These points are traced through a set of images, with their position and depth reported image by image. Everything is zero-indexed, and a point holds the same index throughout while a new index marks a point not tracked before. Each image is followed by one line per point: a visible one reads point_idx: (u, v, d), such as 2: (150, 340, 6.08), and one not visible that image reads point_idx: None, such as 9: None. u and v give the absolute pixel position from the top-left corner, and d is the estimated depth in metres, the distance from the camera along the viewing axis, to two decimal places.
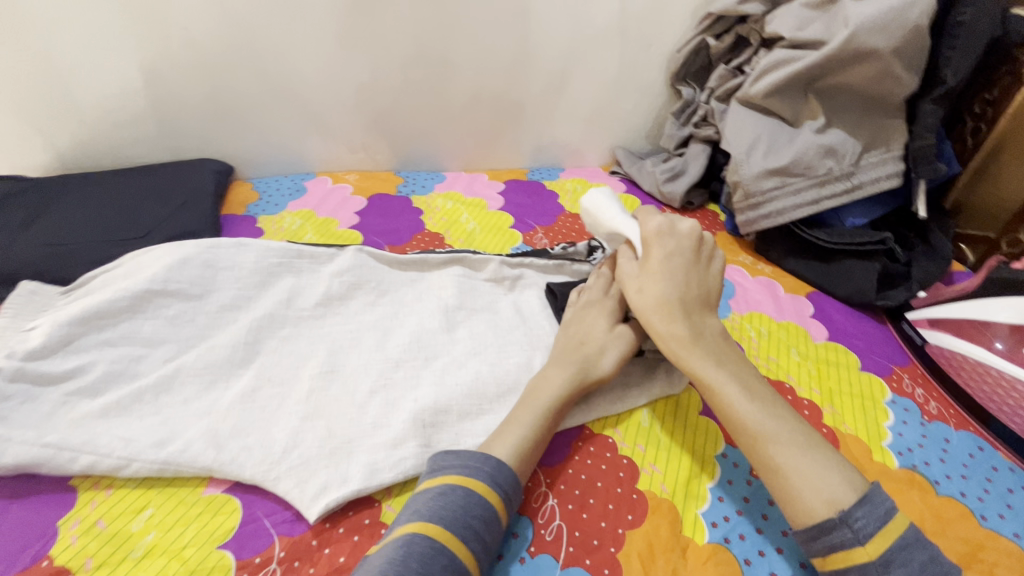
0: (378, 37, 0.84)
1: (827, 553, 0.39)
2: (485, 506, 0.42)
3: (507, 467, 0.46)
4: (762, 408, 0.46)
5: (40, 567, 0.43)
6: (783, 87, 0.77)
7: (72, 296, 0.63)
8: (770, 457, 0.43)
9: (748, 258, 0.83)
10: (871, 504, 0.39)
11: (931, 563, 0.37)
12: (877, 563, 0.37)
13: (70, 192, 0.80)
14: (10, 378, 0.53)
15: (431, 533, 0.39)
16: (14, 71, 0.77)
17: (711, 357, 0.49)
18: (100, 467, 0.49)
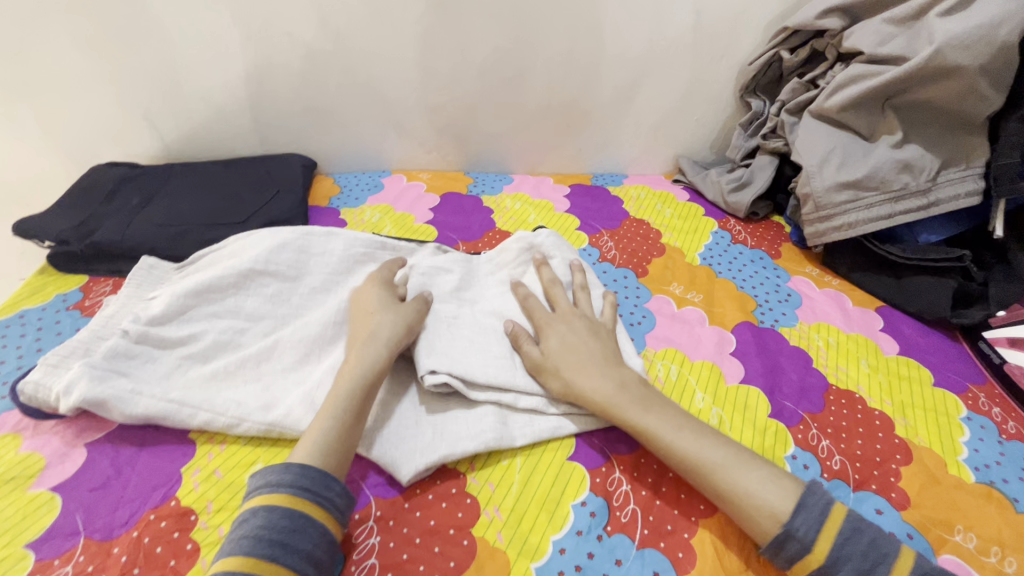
0: (461, 45, 0.89)
1: (789, 565, 0.44)
2: (290, 518, 0.42)
3: (311, 468, 0.45)
4: (693, 438, 0.49)
5: (169, 505, 0.49)
6: (860, 102, 0.77)
7: (185, 272, 0.70)
8: (721, 488, 0.47)
9: (814, 270, 0.83)
10: (807, 510, 0.44)
11: (872, 549, 0.42)
12: (826, 565, 0.42)
13: (177, 179, 0.88)
14: (135, 340, 0.58)
15: (240, 566, 0.39)
16: (138, 69, 0.87)
17: (639, 404, 0.52)
18: (216, 424, 0.54)
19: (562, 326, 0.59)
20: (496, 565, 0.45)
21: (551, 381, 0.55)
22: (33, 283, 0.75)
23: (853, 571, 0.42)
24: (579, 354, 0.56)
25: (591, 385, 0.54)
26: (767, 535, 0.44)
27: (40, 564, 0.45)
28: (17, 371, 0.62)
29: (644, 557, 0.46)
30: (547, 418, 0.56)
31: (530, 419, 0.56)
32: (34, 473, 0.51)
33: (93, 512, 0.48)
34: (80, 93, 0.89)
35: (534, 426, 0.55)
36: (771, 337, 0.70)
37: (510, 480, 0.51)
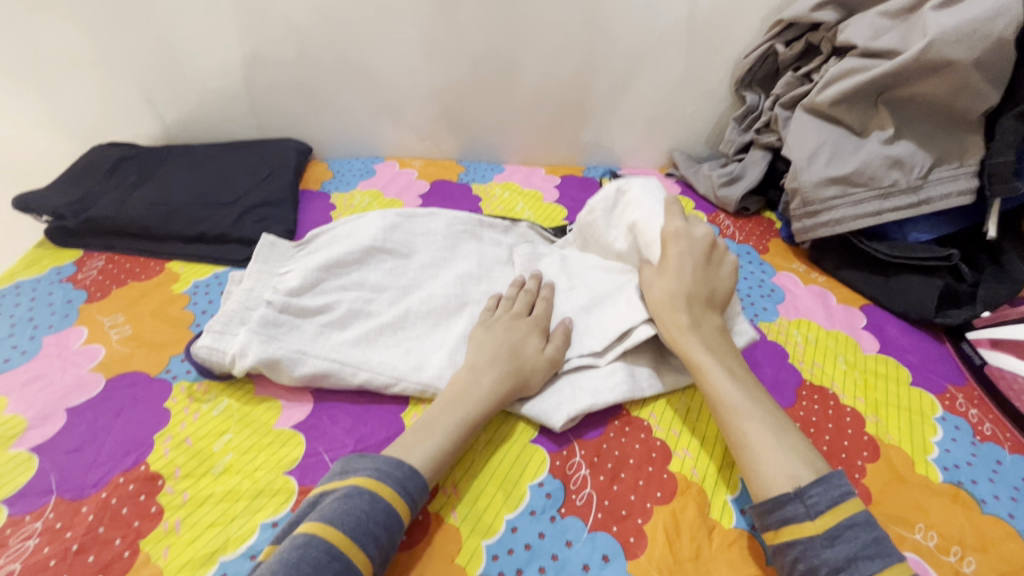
0: (454, 33, 0.89)
1: (779, 525, 0.43)
2: (388, 514, 0.42)
3: (419, 475, 0.46)
4: (745, 388, 0.51)
5: (139, 469, 0.50)
6: (851, 96, 0.76)
7: (304, 250, 0.71)
8: (740, 437, 0.48)
9: (802, 266, 0.82)
10: (827, 485, 0.43)
11: (874, 543, 0.41)
12: (821, 537, 0.41)
13: (173, 159, 0.90)
14: (280, 310, 0.61)
15: (337, 541, 0.39)
16: (139, 51, 0.89)
17: (705, 345, 0.54)
18: (375, 382, 0.57)
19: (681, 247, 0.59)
20: (449, 541, 0.46)
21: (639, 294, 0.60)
22: (30, 255, 0.78)
23: (848, 552, 0.40)
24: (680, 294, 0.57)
25: (678, 314, 0.56)
26: (768, 490, 0.45)
27: (13, 519, 0.47)
28: (7, 339, 0.64)
29: (595, 540, 0.47)
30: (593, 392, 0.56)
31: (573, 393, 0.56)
32: (14, 435, 0.53)
33: (67, 473, 0.50)
34: (84, 73, 0.91)
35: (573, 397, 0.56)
36: (748, 331, 0.69)
37: (472, 460, 0.52)
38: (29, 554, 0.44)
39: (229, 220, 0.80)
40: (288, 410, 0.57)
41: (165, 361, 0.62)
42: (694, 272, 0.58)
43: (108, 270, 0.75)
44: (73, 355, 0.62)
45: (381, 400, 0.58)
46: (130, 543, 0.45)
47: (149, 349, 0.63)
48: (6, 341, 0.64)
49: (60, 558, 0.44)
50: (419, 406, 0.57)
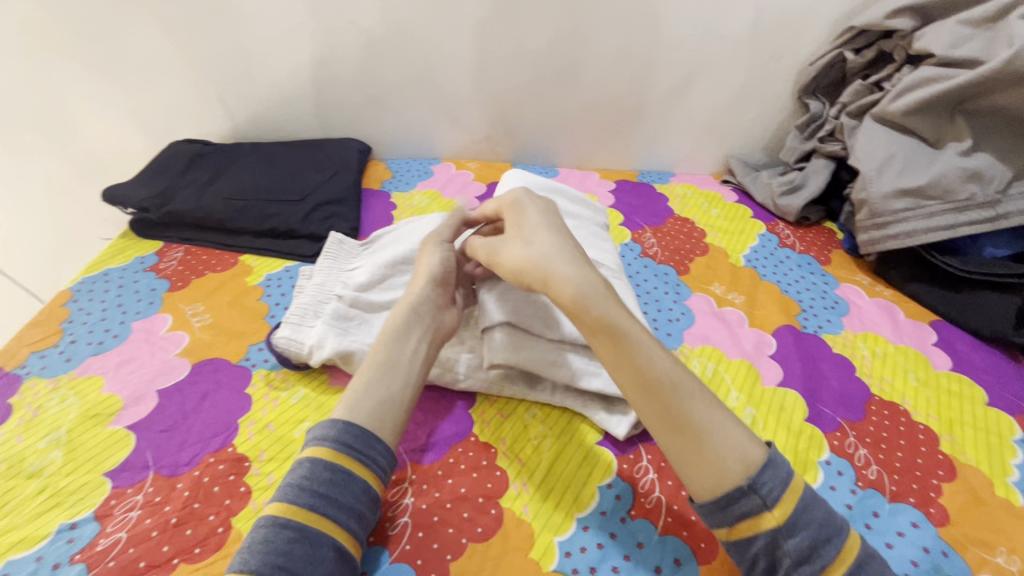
0: (517, 38, 0.90)
1: (736, 522, 0.41)
2: (331, 471, 0.44)
3: (356, 426, 0.47)
4: (671, 362, 0.47)
5: (227, 451, 0.53)
6: (927, 106, 0.74)
7: (369, 249, 0.74)
8: (690, 420, 0.43)
9: (866, 279, 0.81)
10: (775, 469, 0.42)
11: (827, 521, 0.41)
12: (782, 528, 0.40)
13: (244, 157, 0.94)
14: (350, 304, 0.63)
15: (285, 512, 0.41)
16: (216, 54, 0.93)
17: (621, 308, 0.49)
18: (443, 377, 0.58)
19: (534, 208, 0.58)
20: (522, 537, 0.47)
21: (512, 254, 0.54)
22: (116, 245, 0.83)
23: (809, 540, 0.40)
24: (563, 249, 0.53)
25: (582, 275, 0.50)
26: (723, 483, 0.41)
27: (116, 491, 0.50)
28: (100, 323, 0.69)
29: (666, 544, 0.47)
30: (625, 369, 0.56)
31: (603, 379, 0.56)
32: (113, 413, 0.57)
33: (162, 451, 0.54)
34: (164, 74, 0.96)
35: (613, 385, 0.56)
36: (813, 343, 0.68)
37: (540, 458, 0.53)
38: (133, 525, 0.47)
39: (298, 216, 0.83)
40: None
41: (244, 350, 0.65)
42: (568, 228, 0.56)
43: (187, 261, 0.79)
44: (160, 340, 0.66)
45: (449, 396, 0.59)
46: (223, 519, 0.48)
47: (228, 337, 0.67)
48: (98, 325, 0.68)
49: (161, 530, 0.47)
50: (486, 403, 0.59)
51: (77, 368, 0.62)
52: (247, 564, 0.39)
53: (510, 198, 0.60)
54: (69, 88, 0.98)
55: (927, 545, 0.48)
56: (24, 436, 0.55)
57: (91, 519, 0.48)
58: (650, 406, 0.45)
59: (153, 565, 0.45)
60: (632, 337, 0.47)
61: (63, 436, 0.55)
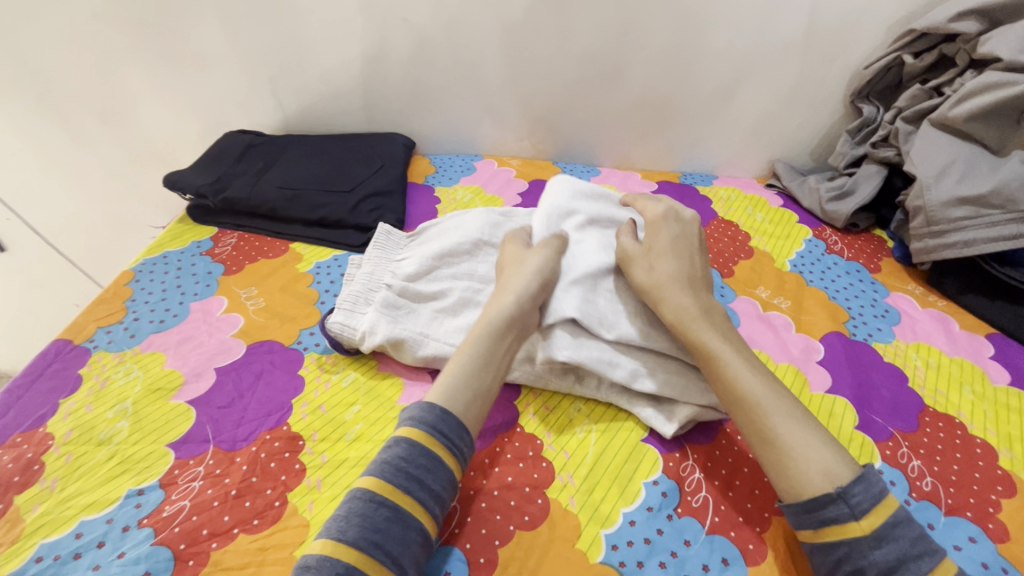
0: (565, 36, 0.91)
1: (820, 526, 0.42)
2: (427, 457, 0.45)
3: (452, 415, 0.48)
4: (763, 380, 0.49)
5: (282, 429, 0.55)
6: (991, 112, 0.72)
7: (415, 241, 0.75)
8: (769, 431, 0.46)
9: (918, 288, 0.79)
10: (867, 483, 0.41)
11: (919, 540, 0.40)
12: (868, 537, 0.40)
13: (294, 148, 0.97)
14: (399, 293, 0.65)
15: (382, 490, 0.43)
16: (272, 48, 0.96)
17: (718, 332, 0.53)
18: None
19: (668, 232, 0.61)
20: (569, 527, 0.48)
21: (637, 270, 0.59)
22: (173, 229, 0.86)
23: (897, 552, 0.39)
24: (677, 273, 0.57)
25: (676, 303, 0.55)
26: (801, 488, 0.43)
27: (179, 461, 0.52)
28: (160, 302, 0.72)
29: (713, 543, 0.47)
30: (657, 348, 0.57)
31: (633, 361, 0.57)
32: (174, 387, 0.60)
33: (221, 425, 0.56)
34: (222, 67, 1.00)
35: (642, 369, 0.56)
36: (863, 351, 0.67)
37: (586, 451, 0.54)
38: (195, 494, 0.50)
39: (346, 207, 0.85)
40: (409, 389, 0.60)
41: (296, 333, 0.67)
42: (687, 253, 0.60)
43: (240, 247, 0.82)
44: (217, 321, 0.69)
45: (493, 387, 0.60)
46: (279, 493, 0.50)
47: (281, 321, 0.69)
48: (159, 304, 0.72)
49: (222, 500, 0.49)
50: (531, 395, 0.59)
51: (141, 344, 0.66)
52: (346, 534, 0.40)
53: (655, 212, 0.64)
54: (132, 78, 1.03)
55: (985, 561, 0.47)
56: (94, 405, 0.58)
57: (157, 487, 0.50)
58: (739, 420, 0.48)
59: (215, 534, 0.47)
60: (725, 356, 0.51)
61: (129, 407, 0.58)
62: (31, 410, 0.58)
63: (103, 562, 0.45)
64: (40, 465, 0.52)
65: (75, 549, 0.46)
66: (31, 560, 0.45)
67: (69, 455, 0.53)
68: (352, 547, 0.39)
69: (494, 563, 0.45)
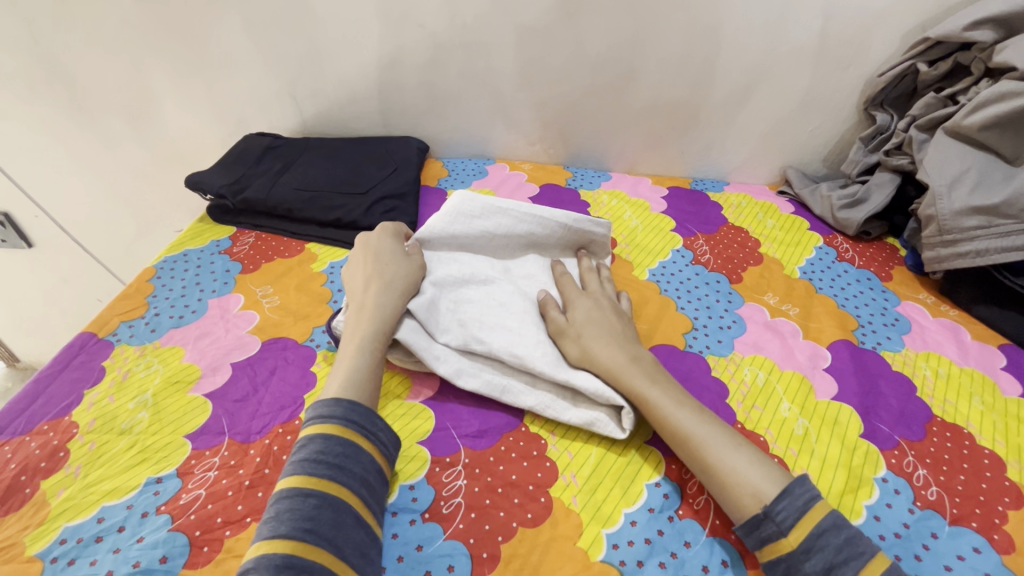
0: (578, 42, 0.92)
1: (759, 546, 0.44)
2: (343, 444, 0.47)
3: (360, 405, 0.50)
4: (693, 414, 0.51)
5: (294, 423, 0.57)
6: (1005, 121, 0.72)
7: None
8: (708, 464, 0.48)
9: (930, 298, 0.78)
10: (790, 498, 0.44)
11: (845, 546, 0.42)
12: (798, 551, 0.43)
13: (311, 151, 1.00)
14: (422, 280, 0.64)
15: (305, 483, 0.44)
16: (292, 53, 0.99)
17: (648, 376, 0.55)
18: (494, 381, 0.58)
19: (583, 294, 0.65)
20: (571, 525, 0.49)
21: (569, 346, 0.59)
22: (194, 228, 0.89)
23: (824, 562, 0.42)
24: (599, 327, 0.60)
25: (607, 355, 0.57)
26: (743, 511, 0.45)
27: (195, 452, 0.54)
28: (180, 299, 0.74)
29: (713, 545, 0.48)
30: (548, 365, 0.57)
31: (526, 386, 0.58)
32: (192, 380, 0.62)
33: (236, 418, 0.58)
34: (243, 71, 1.03)
35: (540, 397, 0.57)
36: (871, 359, 0.67)
37: (589, 452, 0.54)
38: (211, 484, 0.51)
39: (360, 209, 0.86)
40: (417, 387, 0.61)
41: (309, 331, 0.69)
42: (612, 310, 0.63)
43: (258, 246, 0.85)
44: (234, 318, 0.71)
45: None
46: None
47: (295, 319, 0.71)
48: (179, 300, 0.74)
49: (236, 490, 0.51)
50: None
51: (161, 338, 0.68)
52: (278, 531, 0.41)
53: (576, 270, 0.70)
54: (157, 82, 1.06)
55: (988, 571, 0.47)
56: (116, 396, 0.60)
57: (174, 476, 0.52)
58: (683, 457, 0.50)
59: (229, 522, 0.49)
60: (657, 401, 0.53)
61: (150, 399, 0.60)
62: (57, 399, 0.60)
63: (123, 546, 0.47)
64: (65, 452, 0.55)
65: (97, 533, 0.48)
66: (56, 542, 0.48)
67: (92, 443, 0.55)
68: (287, 540, 0.40)
69: (496, 558, 0.46)
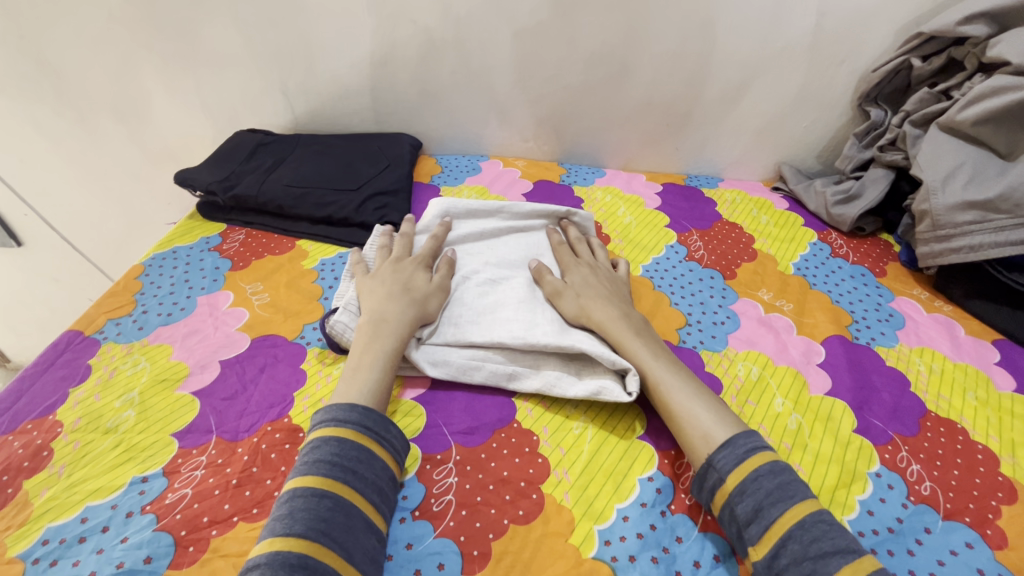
0: (571, 38, 0.91)
1: (707, 496, 0.47)
2: (358, 449, 0.47)
3: (374, 411, 0.50)
4: (670, 367, 0.56)
5: (283, 421, 0.56)
6: (1000, 116, 0.72)
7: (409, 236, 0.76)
8: (704, 416, 0.51)
9: (923, 293, 0.78)
10: (731, 448, 0.48)
11: (775, 490, 0.44)
12: (732, 495, 0.46)
13: (302, 147, 0.99)
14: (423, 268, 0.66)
15: (318, 485, 0.44)
16: (282, 48, 0.98)
17: (633, 331, 0.59)
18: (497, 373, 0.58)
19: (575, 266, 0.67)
20: (562, 521, 0.48)
21: (567, 303, 0.62)
22: (184, 225, 0.88)
23: (754, 503, 0.44)
24: (593, 288, 0.64)
25: (601, 311, 0.61)
26: (694, 464, 0.49)
27: (182, 451, 0.54)
28: (168, 296, 0.73)
29: (706, 540, 0.47)
30: (551, 337, 0.58)
31: (531, 369, 0.59)
32: (180, 379, 0.61)
33: (224, 417, 0.57)
34: (234, 68, 1.02)
35: (545, 376, 0.58)
36: (866, 355, 0.66)
37: (582, 448, 0.54)
38: (197, 483, 0.51)
39: (352, 205, 0.86)
40: (408, 384, 0.60)
41: (300, 328, 0.68)
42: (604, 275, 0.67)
43: (248, 243, 0.84)
44: (223, 315, 0.70)
45: None
46: (278, 483, 0.51)
47: (285, 316, 0.70)
48: (168, 298, 0.73)
49: (223, 488, 0.50)
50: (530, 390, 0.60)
51: (148, 336, 0.67)
52: (290, 531, 0.41)
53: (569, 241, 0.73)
54: (147, 79, 1.05)
55: (981, 566, 0.46)
56: (101, 395, 0.59)
57: (160, 475, 0.51)
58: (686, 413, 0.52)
59: (216, 521, 0.48)
60: (644, 356, 0.56)
61: (136, 397, 0.59)
62: (42, 398, 0.59)
63: (106, 546, 0.46)
64: (49, 452, 0.54)
65: (80, 534, 0.47)
66: (38, 543, 0.47)
67: (76, 442, 0.54)
68: (300, 540, 0.40)
69: (487, 555, 0.45)
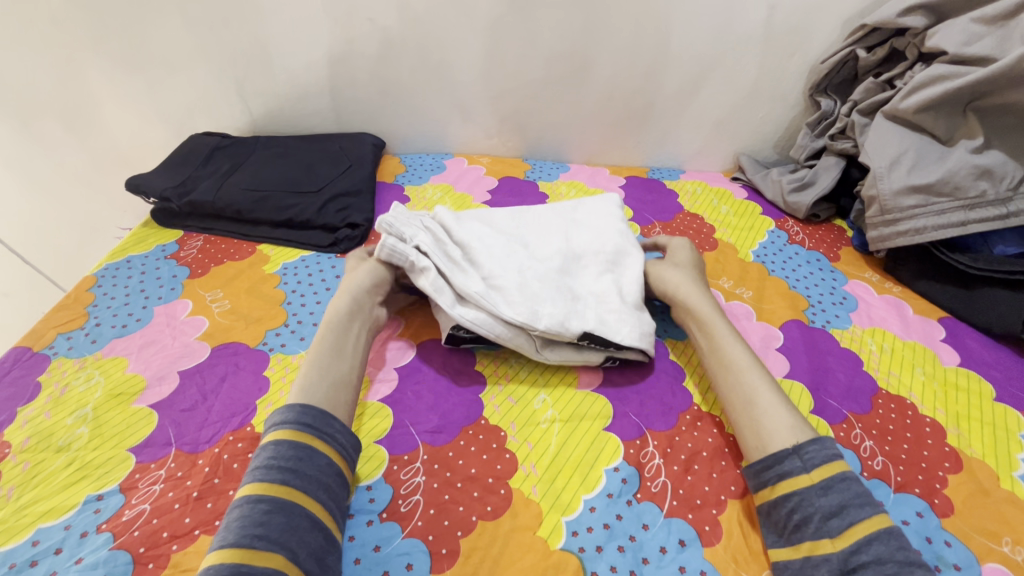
0: (530, 34, 0.91)
1: (777, 480, 0.47)
2: (297, 448, 0.45)
3: (313, 407, 0.49)
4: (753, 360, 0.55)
5: (244, 430, 0.55)
6: (939, 103, 0.75)
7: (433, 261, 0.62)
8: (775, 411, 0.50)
9: (875, 276, 0.81)
10: (822, 444, 0.47)
11: (865, 494, 0.44)
12: (815, 487, 0.45)
13: (260, 150, 0.96)
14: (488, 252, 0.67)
15: (254, 490, 0.42)
16: (235, 49, 0.95)
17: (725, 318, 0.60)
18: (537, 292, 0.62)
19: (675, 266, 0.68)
20: (530, 514, 0.49)
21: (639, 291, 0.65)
22: (137, 233, 0.86)
23: (840, 499, 0.43)
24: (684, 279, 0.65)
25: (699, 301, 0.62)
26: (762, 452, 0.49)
27: (140, 465, 0.52)
28: (122, 308, 0.71)
29: (671, 526, 0.48)
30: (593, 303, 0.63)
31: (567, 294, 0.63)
32: (136, 392, 0.59)
33: (183, 428, 0.55)
34: (185, 70, 0.99)
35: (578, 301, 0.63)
36: (820, 338, 0.69)
37: (549, 441, 0.54)
38: (156, 497, 0.49)
39: (313, 207, 0.84)
40: (375, 385, 0.59)
41: (261, 335, 0.67)
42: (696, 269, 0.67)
43: (206, 250, 0.82)
44: (181, 324, 0.68)
45: (460, 380, 0.60)
46: None
47: (246, 323, 0.68)
48: (122, 309, 0.71)
49: (183, 502, 0.49)
50: (497, 388, 0.59)
51: (101, 349, 0.65)
52: (227, 540, 0.39)
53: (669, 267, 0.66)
54: (93, 83, 1.01)
55: (930, 535, 0.49)
56: (52, 412, 0.57)
57: (117, 492, 0.50)
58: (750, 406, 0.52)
59: (176, 536, 0.47)
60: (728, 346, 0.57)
61: (90, 413, 0.57)
62: None
63: (60, 568, 0.45)
64: None
65: (31, 557, 0.46)
66: None
67: (26, 463, 0.52)
68: (233, 548, 0.39)
69: (455, 553, 0.46)
